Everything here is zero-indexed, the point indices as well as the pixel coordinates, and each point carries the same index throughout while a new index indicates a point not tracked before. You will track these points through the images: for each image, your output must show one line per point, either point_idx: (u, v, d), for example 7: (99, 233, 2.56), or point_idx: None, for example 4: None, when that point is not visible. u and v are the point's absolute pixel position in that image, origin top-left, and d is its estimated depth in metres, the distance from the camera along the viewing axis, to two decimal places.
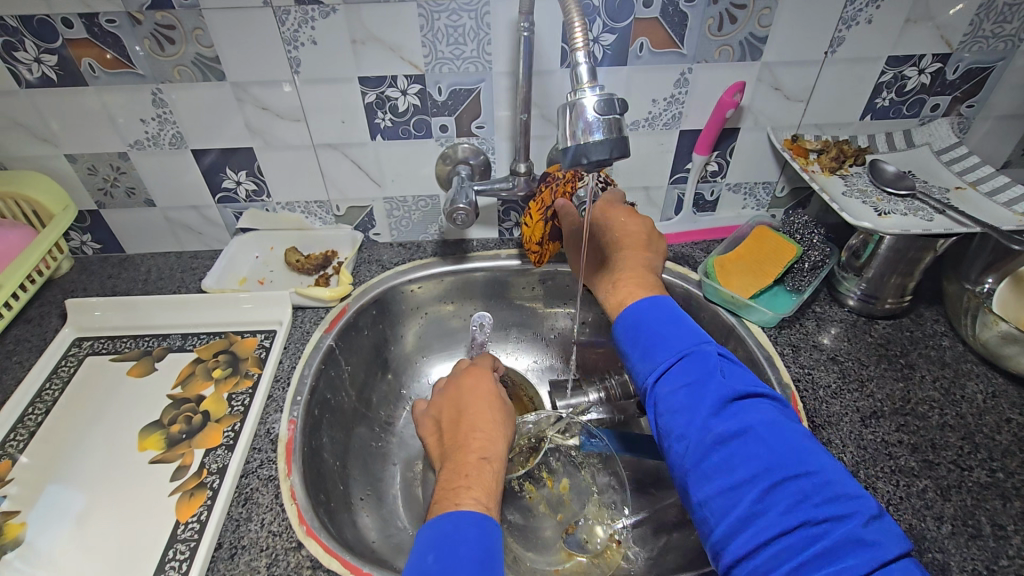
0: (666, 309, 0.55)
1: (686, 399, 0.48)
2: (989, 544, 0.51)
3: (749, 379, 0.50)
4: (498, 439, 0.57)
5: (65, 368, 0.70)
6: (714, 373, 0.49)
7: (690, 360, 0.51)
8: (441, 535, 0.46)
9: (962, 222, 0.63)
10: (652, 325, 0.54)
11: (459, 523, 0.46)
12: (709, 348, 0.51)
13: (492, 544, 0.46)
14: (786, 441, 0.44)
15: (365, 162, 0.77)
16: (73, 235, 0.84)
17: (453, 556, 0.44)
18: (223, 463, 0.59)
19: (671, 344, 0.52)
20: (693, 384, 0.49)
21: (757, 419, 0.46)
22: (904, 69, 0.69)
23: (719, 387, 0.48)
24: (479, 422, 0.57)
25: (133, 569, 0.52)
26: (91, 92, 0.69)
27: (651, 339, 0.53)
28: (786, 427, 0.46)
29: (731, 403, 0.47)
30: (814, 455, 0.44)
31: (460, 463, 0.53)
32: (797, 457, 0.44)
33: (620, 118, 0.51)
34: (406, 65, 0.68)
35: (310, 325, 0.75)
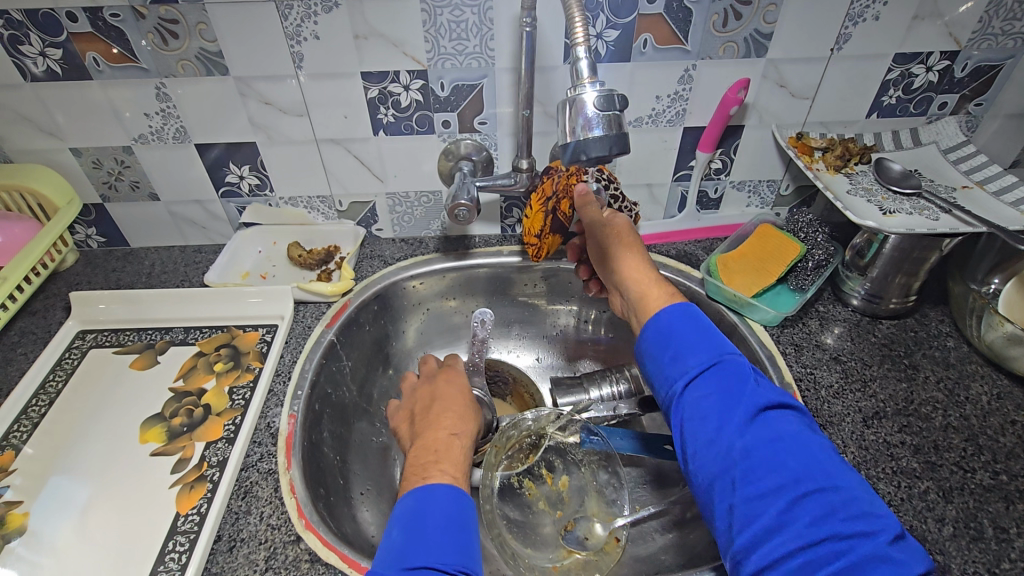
0: (697, 318, 0.54)
1: (717, 407, 0.48)
2: (991, 547, 0.50)
3: (780, 394, 0.50)
4: (467, 419, 0.58)
5: (69, 360, 0.71)
6: (747, 384, 0.49)
7: (722, 370, 0.50)
8: (408, 510, 0.47)
9: (968, 221, 0.63)
10: (684, 333, 0.53)
11: (428, 497, 0.48)
12: (740, 359, 0.51)
13: (463, 512, 0.48)
14: (817, 458, 0.44)
15: (368, 157, 0.77)
16: (78, 228, 0.85)
17: (421, 529, 0.46)
18: (223, 456, 0.60)
19: (704, 352, 0.52)
20: (725, 393, 0.48)
21: (788, 433, 0.46)
22: (912, 66, 0.68)
23: (750, 398, 0.48)
24: (451, 406, 0.59)
25: (134, 559, 0.52)
26: (96, 86, 0.69)
27: (681, 344, 0.53)
28: (815, 444, 0.46)
29: (760, 415, 0.47)
30: (841, 472, 0.44)
31: (430, 440, 0.54)
32: (824, 473, 0.43)
33: (620, 114, 0.52)
34: (409, 60, 0.68)
35: (312, 320, 0.75)
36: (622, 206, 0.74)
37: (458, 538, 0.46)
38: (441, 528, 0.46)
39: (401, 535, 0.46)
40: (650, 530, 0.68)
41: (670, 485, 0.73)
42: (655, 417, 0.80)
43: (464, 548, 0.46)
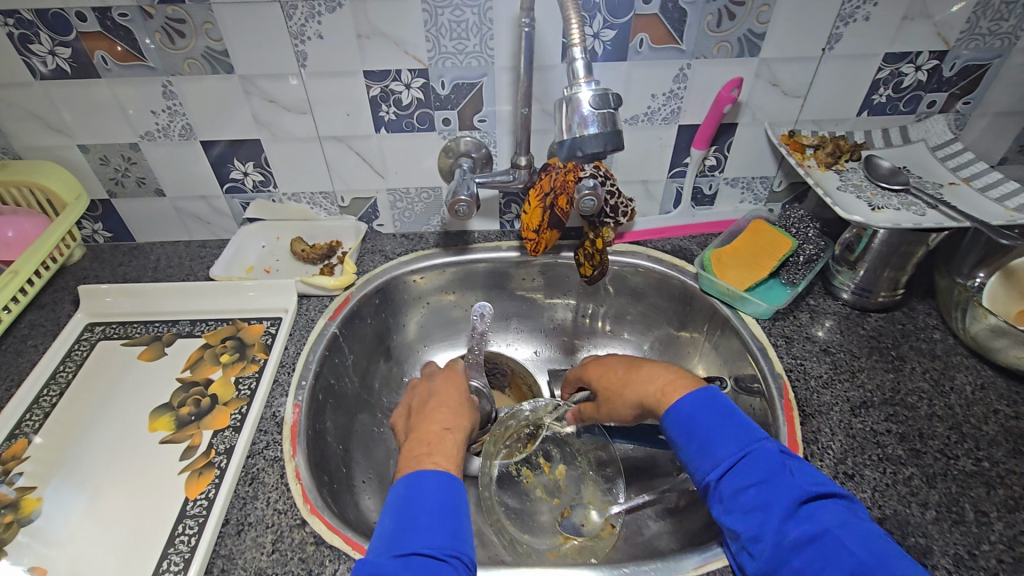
0: (719, 401, 0.54)
1: (756, 500, 0.47)
2: (972, 530, 0.52)
3: (819, 478, 0.48)
4: (461, 415, 0.60)
5: (79, 352, 0.73)
6: (782, 471, 0.48)
7: (755, 459, 0.49)
8: (399, 498, 0.49)
9: (954, 216, 0.64)
10: (709, 420, 0.53)
11: (417, 483, 0.49)
12: (769, 444, 0.50)
13: (454, 499, 0.49)
14: (868, 546, 0.42)
15: (370, 154, 0.78)
16: (85, 223, 0.86)
17: (412, 514, 0.47)
18: (230, 443, 0.61)
19: (734, 441, 0.51)
20: (763, 485, 0.47)
21: (833, 520, 0.44)
22: (901, 65, 0.69)
23: (789, 487, 0.47)
24: (445, 403, 0.61)
25: (145, 542, 0.54)
26: (104, 84, 0.71)
27: (709, 435, 0.52)
28: (863, 526, 0.44)
29: (802, 504, 0.46)
30: (894, 555, 0.42)
31: (425, 433, 0.56)
32: (880, 557, 0.42)
33: (615, 111, 0.54)
34: (411, 59, 0.69)
35: (315, 313, 0.77)
36: (617, 202, 0.76)
37: (449, 521, 0.48)
38: (431, 513, 0.47)
39: (393, 522, 0.47)
40: (645, 517, 0.70)
41: (665, 474, 0.75)
42: None
43: (455, 532, 0.47)
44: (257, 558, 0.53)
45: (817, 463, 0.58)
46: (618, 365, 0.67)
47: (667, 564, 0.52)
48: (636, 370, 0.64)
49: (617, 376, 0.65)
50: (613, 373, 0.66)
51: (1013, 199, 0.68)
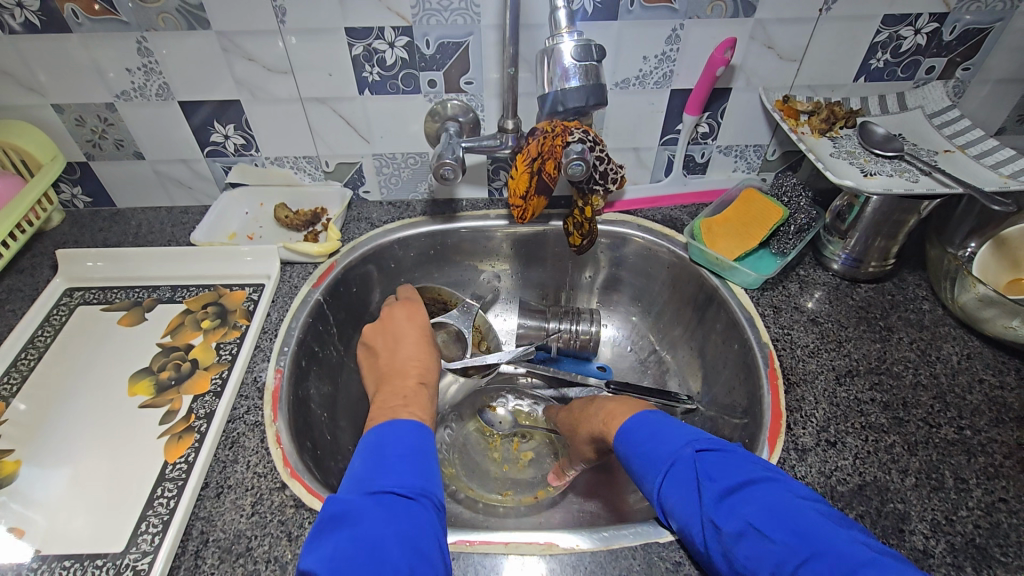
0: (647, 423, 0.54)
1: (687, 513, 0.45)
2: (950, 496, 0.52)
3: (743, 465, 0.46)
4: (430, 365, 0.63)
5: (57, 317, 0.72)
6: (702, 476, 0.46)
7: (677, 471, 0.48)
8: (370, 444, 0.50)
9: (947, 182, 0.63)
10: (641, 444, 0.52)
11: (391, 430, 0.51)
12: (688, 450, 0.48)
13: (423, 445, 0.50)
14: (784, 529, 0.40)
15: (354, 117, 0.76)
16: (64, 187, 0.85)
17: (380, 455, 0.48)
18: (210, 408, 0.61)
19: (658, 458, 0.50)
20: (688, 495, 0.46)
21: (752, 510, 0.42)
22: (900, 28, 0.67)
23: (709, 490, 0.45)
24: (411, 349, 0.63)
25: (122, 504, 0.54)
26: (75, 39, 0.68)
27: (641, 458, 0.51)
28: (784, 508, 0.41)
29: (725, 502, 0.44)
30: (820, 532, 0.39)
31: (398, 386, 0.59)
32: (801, 539, 0.39)
33: (597, 63, 0.59)
34: (394, 16, 0.67)
35: (298, 280, 0.75)
36: (606, 168, 0.71)
37: (418, 463, 0.48)
38: (398, 454, 0.48)
39: (363, 465, 0.48)
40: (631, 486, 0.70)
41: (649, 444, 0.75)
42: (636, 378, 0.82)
43: (426, 473, 0.48)
44: (236, 520, 0.52)
45: (800, 431, 0.57)
46: (576, 403, 0.68)
47: (647, 529, 0.51)
48: (591, 404, 0.65)
49: (576, 412, 0.67)
50: (570, 414, 0.68)
51: (1008, 166, 0.67)
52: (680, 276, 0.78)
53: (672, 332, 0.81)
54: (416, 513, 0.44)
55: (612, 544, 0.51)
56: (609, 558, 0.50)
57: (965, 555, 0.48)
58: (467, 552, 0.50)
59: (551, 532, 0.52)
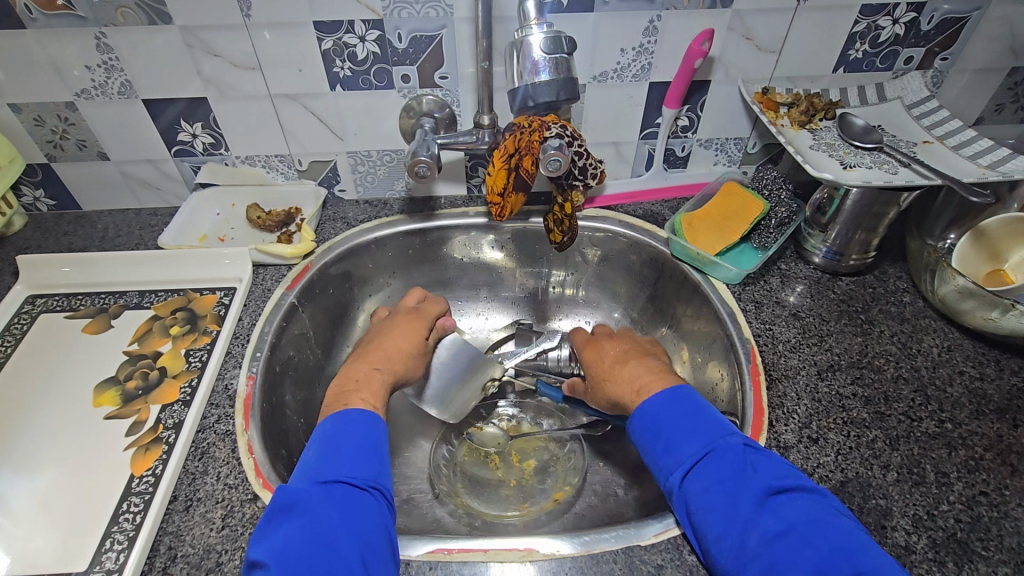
0: (685, 399, 0.52)
1: (721, 498, 0.45)
2: (932, 490, 0.52)
3: (787, 470, 0.46)
4: (397, 359, 0.60)
5: (18, 326, 0.69)
6: (746, 467, 0.46)
7: (718, 457, 0.47)
8: (325, 435, 0.49)
9: (926, 174, 0.63)
10: (676, 420, 0.50)
11: (346, 419, 0.50)
12: (735, 441, 0.48)
13: (377, 437, 0.50)
14: (831, 539, 0.40)
15: (326, 114, 0.74)
16: (25, 190, 0.81)
17: (333, 449, 0.47)
18: (179, 418, 0.59)
19: (698, 439, 0.48)
20: (727, 483, 0.45)
21: (798, 516, 0.42)
22: (878, 18, 0.67)
23: (753, 483, 0.45)
24: (388, 347, 0.61)
25: (86, 520, 0.52)
26: (30, 35, 0.65)
27: (675, 434, 0.50)
28: (829, 520, 0.42)
29: (768, 499, 0.44)
30: (861, 552, 0.40)
31: (356, 371, 0.57)
32: (843, 554, 0.39)
33: (567, 56, 0.58)
34: (364, 9, 0.64)
35: (271, 283, 0.73)
36: (585, 164, 0.70)
37: (372, 457, 0.48)
38: (352, 448, 0.48)
39: (317, 454, 0.48)
40: (615, 485, 0.69)
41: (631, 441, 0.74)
42: None
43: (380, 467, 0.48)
44: (206, 534, 0.51)
45: (782, 428, 0.57)
46: (619, 350, 0.63)
47: (628, 532, 0.50)
48: (625, 364, 0.60)
49: (611, 360, 0.62)
50: (602, 360, 0.63)
51: (987, 157, 0.66)
52: (662, 272, 0.77)
53: (655, 330, 0.80)
54: (369, 505, 0.45)
55: (593, 549, 0.49)
56: (590, 563, 0.49)
57: (947, 550, 0.48)
58: (445, 561, 0.49)
59: (531, 537, 0.51)
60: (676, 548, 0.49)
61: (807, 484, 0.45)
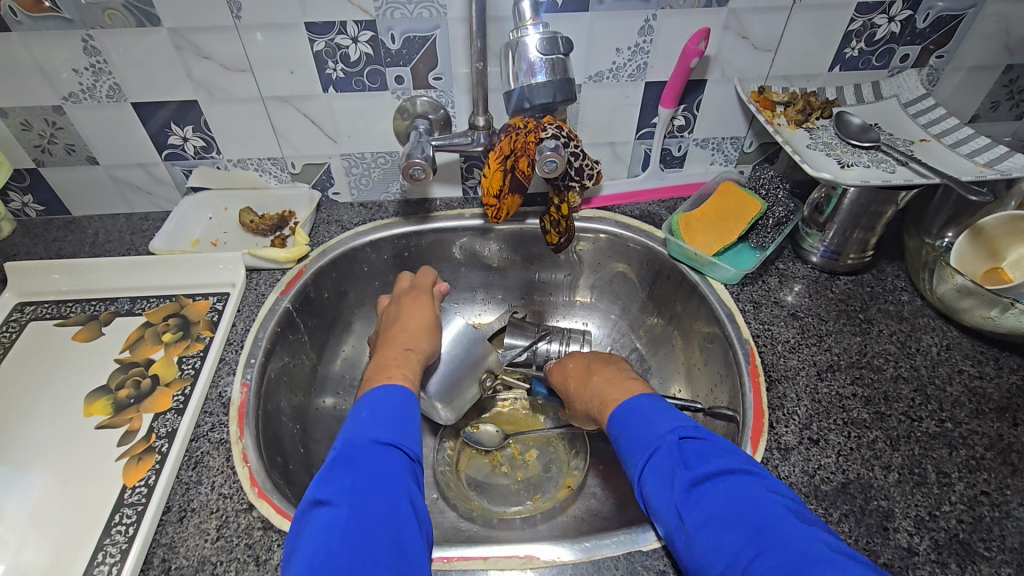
0: (632, 402, 0.51)
1: (657, 499, 0.44)
2: (933, 491, 0.52)
3: (721, 456, 0.45)
4: (424, 339, 0.60)
5: (6, 334, 0.68)
6: (676, 462, 0.45)
7: (653, 456, 0.46)
8: (371, 396, 0.49)
9: (924, 173, 0.63)
10: (625, 426, 0.50)
11: (397, 390, 0.50)
12: (671, 437, 0.47)
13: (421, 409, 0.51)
14: (750, 524, 0.39)
15: (319, 116, 0.73)
16: (13, 195, 0.80)
17: (384, 407, 0.48)
18: (172, 427, 0.58)
19: (638, 440, 0.48)
20: (659, 480, 0.45)
21: (722, 503, 0.41)
22: (874, 16, 0.66)
23: (680, 477, 0.44)
24: (413, 327, 0.61)
25: (77, 533, 0.51)
26: (16, 38, 0.64)
27: (624, 441, 0.49)
28: (753, 503, 0.40)
29: (694, 490, 0.43)
30: (780, 527, 0.38)
31: (389, 353, 0.57)
32: (759, 534, 0.38)
33: (563, 57, 0.57)
34: (356, 9, 0.64)
35: (265, 287, 0.72)
36: (582, 164, 0.69)
37: (416, 420, 0.49)
38: (400, 409, 0.48)
39: (374, 413, 0.48)
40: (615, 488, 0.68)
41: None
42: None
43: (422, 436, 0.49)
44: (200, 546, 0.50)
45: (783, 429, 0.56)
46: (580, 365, 0.63)
47: (629, 538, 0.50)
48: (589, 376, 0.60)
49: (577, 379, 0.62)
50: (568, 381, 0.63)
51: (984, 155, 0.66)
52: (660, 273, 0.77)
53: (653, 331, 0.80)
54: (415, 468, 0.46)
55: (594, 555, 0.49)
56: (591, 569, 0.48)
57: (950, 551, 0.48)
58: (444, 569, 0.48)
59: (531, 544, 0.50)
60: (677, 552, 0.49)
61: (743, 467, 0.44)
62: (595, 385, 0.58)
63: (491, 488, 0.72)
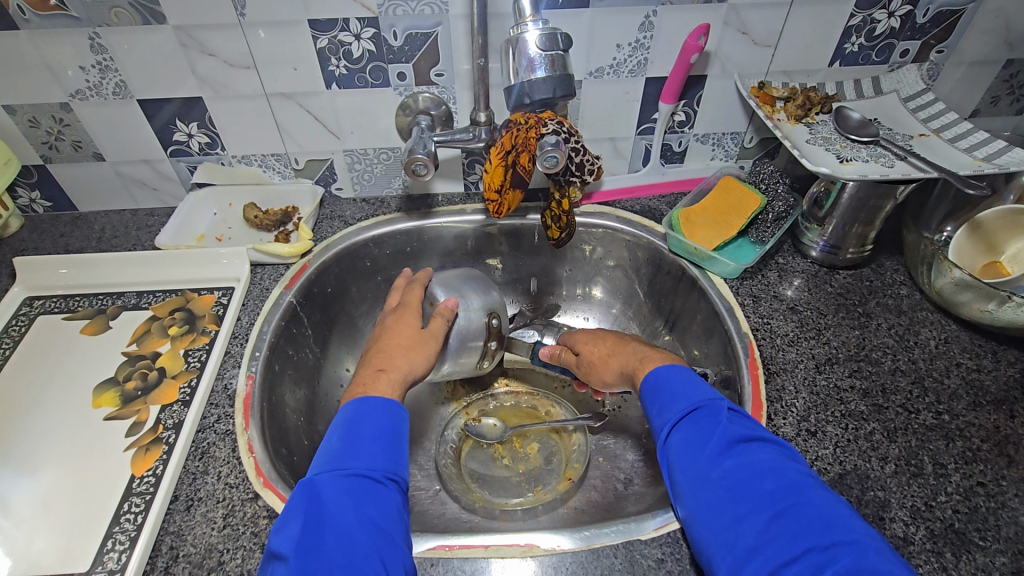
0: (680, 366, 0.53)
1: (694, 445, 0.45)
2: (930, 481, 0.52)
3: (758, 425, 0.47)
4: (399, 355, 0.58)
5: (16, 328, 0.69)
6: (722, 417, 0.46)
7: (698, 412, 0.47)
8: (345, 419, 0.49)
9: (922, 167, 0.63)
10: (669, 382, 0.51)
11: (364, 408, 0.49)
12: (717, 400, 0.48)
13: (398, 424, 0.50)
14: (789, 481, 0.42)
15: (323, 112, 0.74)
16: (21, 191, 0.81)
17: (354, 433, 0.47)
18: (179, 418, 0.59)
19: (683, 396, 0.49)
20: (701, 433, 0.46)
21: (762, 462, 0.43)
22: (874, 12, 0.67)
23: (725, 431, 0.45)
24: (387, 346, 0.59)
25: (87, 521, 0.52)
26: (23, 36, 0.65)
27: (661, 395, 0.50)
28: (790, 467, 0.43)
29: (735, 445, 0.45)
30: (816, 492, 0.41)
31: (361, 377, 0.55)
32: (796, 491, 0.41)
33: (563, 52, 0.58)
34: (359, 7, 0.64)
35: (270, 282, 0.73)
36: (582, 160, 0.70)
37: (391, 445, 0.48)
38: (372, 436, 0.47)
39: (339, 441, 0.47)
40: (616, 480, 0.69)
41: (630, 436, 0.74)
42: None
43: (396, 457, 0.47)
44: (207, 534, 0.51)
45: (781, 421, 0.57)
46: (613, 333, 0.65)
47: (629, 526, 0.51)
48: (625, 342, 0.62)
49: (606, 350, 0.63)
50: (600, 344, 0.64)
51: (983, 149, 0.67)
52: (660, 267, 0.77)
53: (652, 325, 0.80)
54: (384, 496, 0.44)
55: (593, 543, 0.50)
56: (590, 557, 0.49)
57: (945, 541, 0.48)
58: (446, 557, 0.49)
59: (532, 533, 0.51)
60: (676, 541, 0.50)
61: (775, 437, 0.47)
62: (637, 347, 0.60)
63: (492, 479, 0.72)
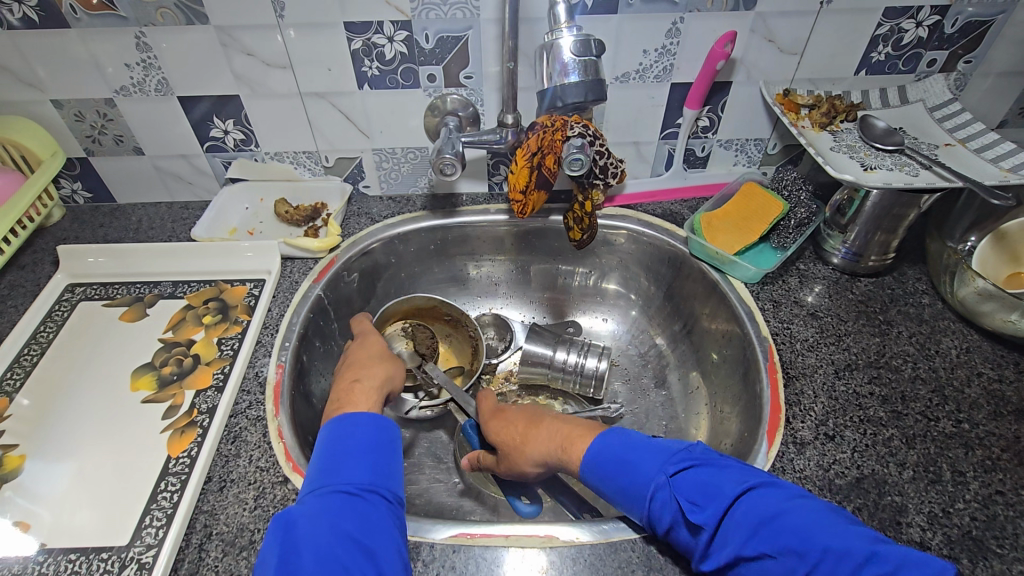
0: (608, 445, 0.53)
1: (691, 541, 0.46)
2: (948, 488, 0.52)
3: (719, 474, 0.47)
4: (371, 365, 0.62)
5: (59, 313, 0.72)
6: (683, 502, 0.47)
7: (662, 504, 0.48)
8: (328, 439, 0.51)
9: (947, 177, 0.63)
10: (614, 473, 0.51)
11: (346, 424, 0.52)
12: (662, 476, 0.48)
13: (383, 437, 0.52)
14: (779, 538, 0.42)
15: (354, 112, 0.76)
16: (64, 182, 0.85)
17: (337, 452, 0.50)
18: (212, 403, 0.61)
19: (636, 488, 0.49)
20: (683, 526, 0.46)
21: (742, 529, 0.43)
22: (901, 21, 0.67)
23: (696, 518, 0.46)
24: (355, 361, 0.63)
25: (125, 498, 0.54)
26: (74, 34, 0.68)
27: (618, 491, 0.51)
28: (771, 517, 0.43)
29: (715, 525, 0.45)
30: (810, 534, 0.41)
31: (338, 389, 0.59)
32: (792, 548, 0.41)
33: (595, 59, 0.59)
34: (393, 10, 0.66)
35: (299, 275, 0.76)
36: (607, 163, 0.71)
37: (374, 459, 0.50)
38: (358, 451, 0.50)
39: (323, 461, 0.49)
40: None
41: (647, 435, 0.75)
42: (636, 372, 0.82)
43: (377, 469, 0.49)
44: (239, 514, 0.53)
45: (799, 424, 0.58)
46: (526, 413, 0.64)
47: None
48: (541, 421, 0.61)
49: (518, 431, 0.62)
50: (517, 426, 0.62)
51: (1008, 160, 0.67)
52: (680, 270, 0.78)
53: (671, 327, 0.81)
54: (367, 509, 0.46)
55: (611, 537, 0.51)
56: (608, 550, 0.50)
57: (962, 547, 0.49)
58: (468, 544, 0.51)
59: (551, 525, 0.52)
60: None
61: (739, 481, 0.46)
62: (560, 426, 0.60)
63: None
